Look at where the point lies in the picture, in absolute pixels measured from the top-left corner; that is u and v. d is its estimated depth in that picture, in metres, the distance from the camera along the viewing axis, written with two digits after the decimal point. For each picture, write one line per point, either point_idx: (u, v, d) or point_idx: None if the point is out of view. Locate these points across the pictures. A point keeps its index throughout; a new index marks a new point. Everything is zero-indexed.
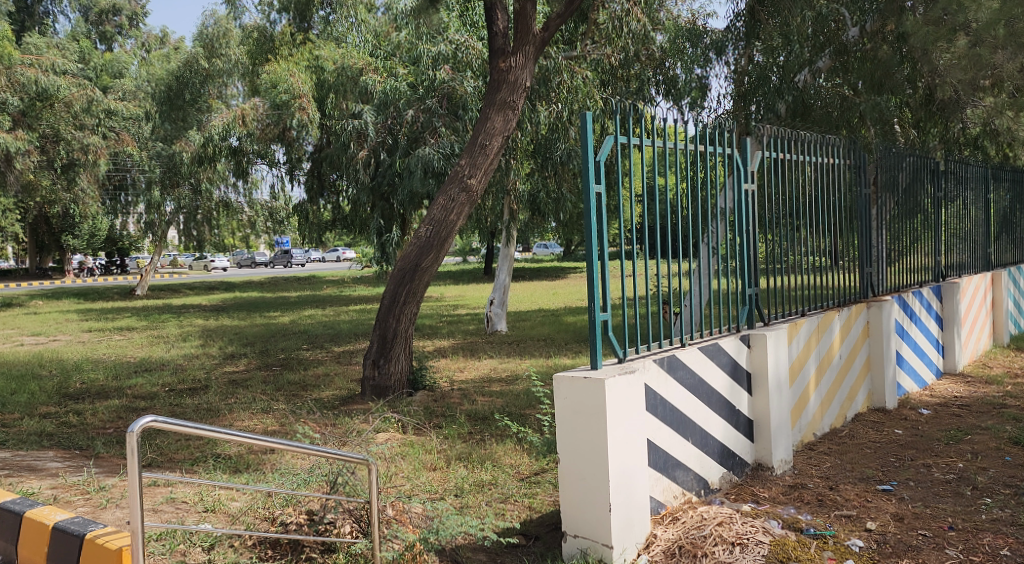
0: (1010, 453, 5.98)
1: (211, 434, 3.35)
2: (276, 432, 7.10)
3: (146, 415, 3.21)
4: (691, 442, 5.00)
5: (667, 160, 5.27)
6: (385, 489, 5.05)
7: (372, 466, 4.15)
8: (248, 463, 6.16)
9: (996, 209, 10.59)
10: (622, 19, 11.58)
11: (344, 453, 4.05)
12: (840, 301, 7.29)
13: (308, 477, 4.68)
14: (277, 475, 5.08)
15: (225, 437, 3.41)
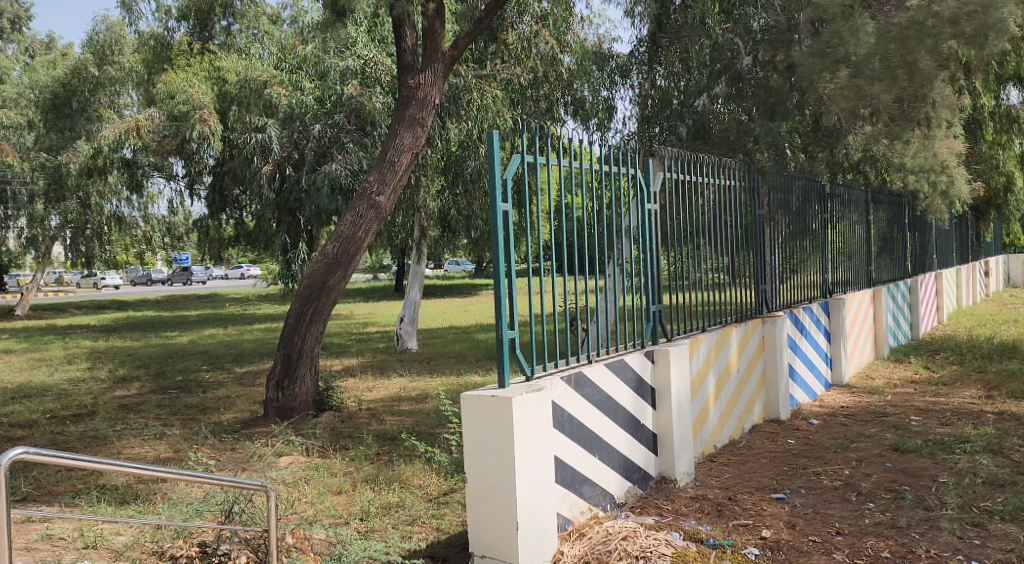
0: (890, 459, 6.36)
1: (94, 466, 3.20)
2: (170, 460, 6.88)
3: (17, 448, 3.07)
4: (597, 457, 5.13)
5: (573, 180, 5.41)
6: (285, 517, 5.00)
7: (272, 491, 3.97)
8: (136, 494, 5.97)
9: (876, 229, 11.28)
10: (530, 40, 12.11)
11: (241, 481, 3.84)
12: (737, 317, 7.59)
13: (202, 506, 4.61)
14: (167, 507, 4.97)
15: (108, 468, 3.26)
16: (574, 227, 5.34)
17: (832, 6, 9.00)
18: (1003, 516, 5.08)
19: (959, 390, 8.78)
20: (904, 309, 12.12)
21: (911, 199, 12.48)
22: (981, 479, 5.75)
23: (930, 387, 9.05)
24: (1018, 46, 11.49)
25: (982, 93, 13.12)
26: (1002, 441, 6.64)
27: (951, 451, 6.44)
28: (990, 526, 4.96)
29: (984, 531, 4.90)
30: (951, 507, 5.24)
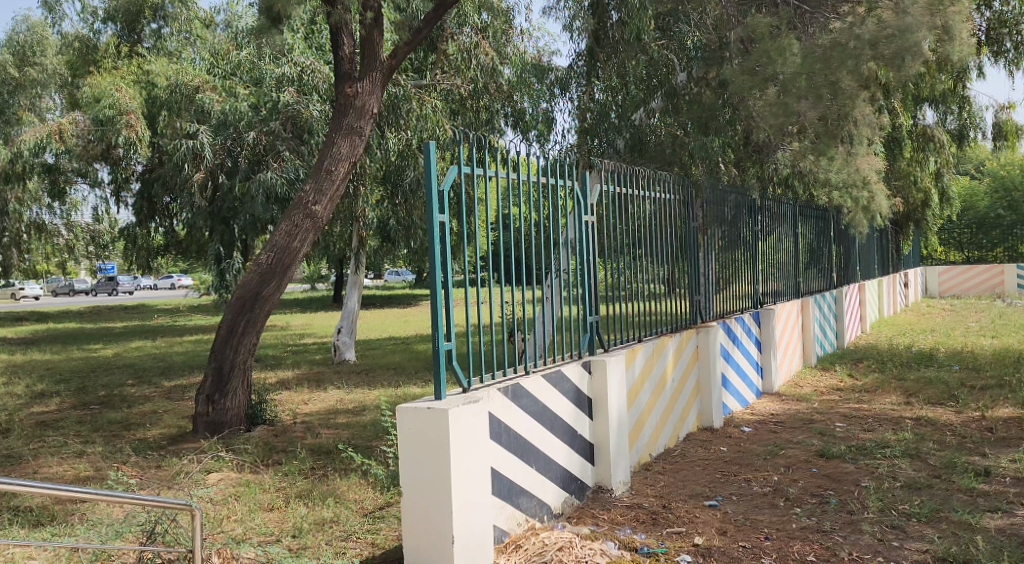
0: (817, 465, 6.58)
1: (7, 486, 3.11)
2: (89, 478, 6.71)
3: None
4: (534, 468, 5.18)
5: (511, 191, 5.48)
6: (211, 536, 4.94)
7: (198, 510, 3.66)
8: (52, 515, 5.80)
9: (804, 241, 11.65)
10: (470, 51, 12.08)
11: (163, 498, 3.56)
12: (672, 327, 7.75)
13: (123, 528, 4.59)
14: (84, 530, 4.89)
15: (23, 488, 3.17)
16: (512, 238, 5.40)
17: (761, 26, 9.29)
18: (920, 518, 5.31)
19: (880, 397, 9.12)
20: (830, 319, 12.54)
21: (836, 212, 12.92)
22: (900, 482, 5.99)
23: (854, 394, 9.37)
24: (932, 69, 12.06)
25: (901, 112, 13.70)
26: (920, 446, 6.94)
27: (873, 456, 6.70)
28: (908, 528, 5.17)
29: (903, 533, 5.11)
30: (872, 510, 5.45)
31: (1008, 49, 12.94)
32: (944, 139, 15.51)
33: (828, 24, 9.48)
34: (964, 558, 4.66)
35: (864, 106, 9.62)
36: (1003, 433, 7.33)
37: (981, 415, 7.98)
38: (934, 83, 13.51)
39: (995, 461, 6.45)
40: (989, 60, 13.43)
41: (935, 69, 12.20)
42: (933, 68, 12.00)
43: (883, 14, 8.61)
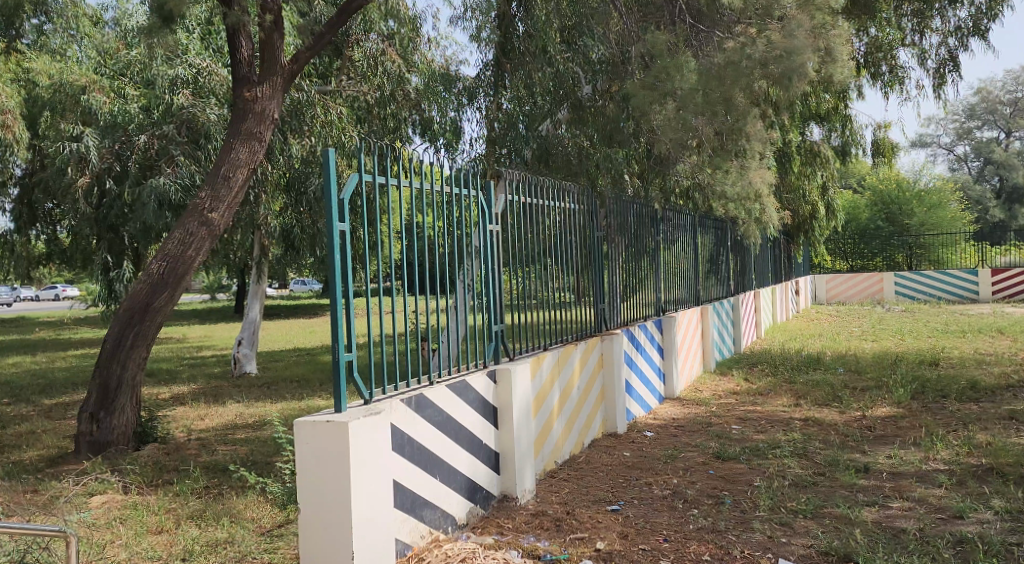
0: (713, 466, 6.78)
1: None
2: None
3: None
4: (438, 480, 5.13)
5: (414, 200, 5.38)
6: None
7: (72, 537, 3.40)
8: None
9: (703, 251, 12.01)
10: (376, 58, 12.12)
11: (33, 525, 3.33)
12: (577, 335, 7.83)
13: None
14: None
15: None
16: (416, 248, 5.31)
17: (659, 43, 9.62)
18: (806, 515, 5.53)
19: (773, 399, 9.48)
20: (728, 325, 12.95)
21: (733, 224, 13.33)
22: (789, 481, 6.24)
23: (748, 397, 9.70)
24: (816, 88, 12.74)
25: (789, 128, 14.39)
26: (808, 445, 7.24)
27: (765, 457, 6.95)
28: (795, 525, 5.38)
29: (791, 530, 5.31)
30: (763, 508, 5.65)
31: (884, 72, 13.92)
32: (829, 154, 16.38)
33: (722, 42, 9.90)
34: (845, 550, 4.87)
35: (756, 123, 10.10)
36: (882, 430, 7.73)
37: (863, 414, 8.39)
38: (819, 101, 14.27)
39: (874, 457, 6.80)
40: (869, 82, 14.33)
41: (819, 89, 12.90)
42: (817, 88, 12.70)
43: (772, 35, 9.04)
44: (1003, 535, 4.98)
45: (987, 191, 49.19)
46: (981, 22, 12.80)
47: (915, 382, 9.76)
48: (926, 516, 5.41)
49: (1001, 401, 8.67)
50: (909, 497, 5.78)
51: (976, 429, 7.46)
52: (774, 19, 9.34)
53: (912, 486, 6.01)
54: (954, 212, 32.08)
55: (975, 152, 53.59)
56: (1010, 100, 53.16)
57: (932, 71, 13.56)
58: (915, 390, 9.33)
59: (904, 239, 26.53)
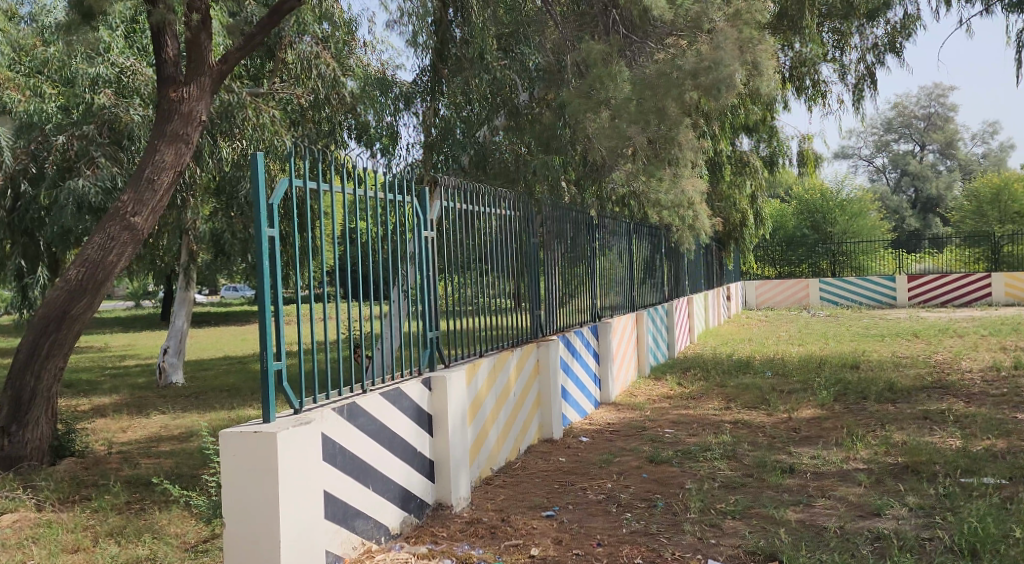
0: (647, 470, 6.83)
1: None
2: None
3: None
4: (372, 490, 5.03)
5: (348, 206, 5.27)
6: None
7: None
8: None
9: (638, 257, 12.14)
10: (310, 61, 11.77)
11: None
12: (513, 341, 7.81)
13: None
14: None
15: None
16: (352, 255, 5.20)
17: (594, 52, 9.78)
18: (734, 515, 5.61)
19: (704, 403, 9.62)
20: (662, 331, 13.12)
21: (666, 231, 13.51)
22: (718, 483, 6.33)
23: (681, 401, 9.84)
24: (744, 99, 13.08)
25: (720, 139, 14.73)
26: (737, 448, 7.37)
27: (696, 459, 7.04)
28: (724, 526, 5.45)
29: (720, 531, 5.38)
30: (694, 510, 5.72)
31: (808, 85, 14.47)
32: (758, 164, 16.82)
33: (654, 53, 10.10)
34: (770, 549, 4.95)
35: (687, 132, 10.30)
36: (807, 432, 7.92)
37: (789, 416, 8.58)
38: (747, 113, 14.66)
39: (799, 458, 6.95)
40: (793, 96, 14.83)
41: (746, 101, 13.26)
42: (744, 100, 13.05)
43: (701, 47, 9.34)
44: (917, 531, 5.14)
45: (904, 201, 51.13)
46: (897, 40, 13.37)
47: (838, 384, 10.04)
48: (847, 514, 5.54)
49: (917, 402, 8.99)
50: (831, 496, 5.92)
51: (893, 429, 7.71)
52: (705, 31, 9.62)
53: (835, 485, 6.16)
54: (873, 220, 33.29)
55: (893, 164, 55.70)
56: (924, 115, 55.51)
57: (851, 85, 14.08)
58: (837, 392, 9.59)
59: (827, 246, 27.37)
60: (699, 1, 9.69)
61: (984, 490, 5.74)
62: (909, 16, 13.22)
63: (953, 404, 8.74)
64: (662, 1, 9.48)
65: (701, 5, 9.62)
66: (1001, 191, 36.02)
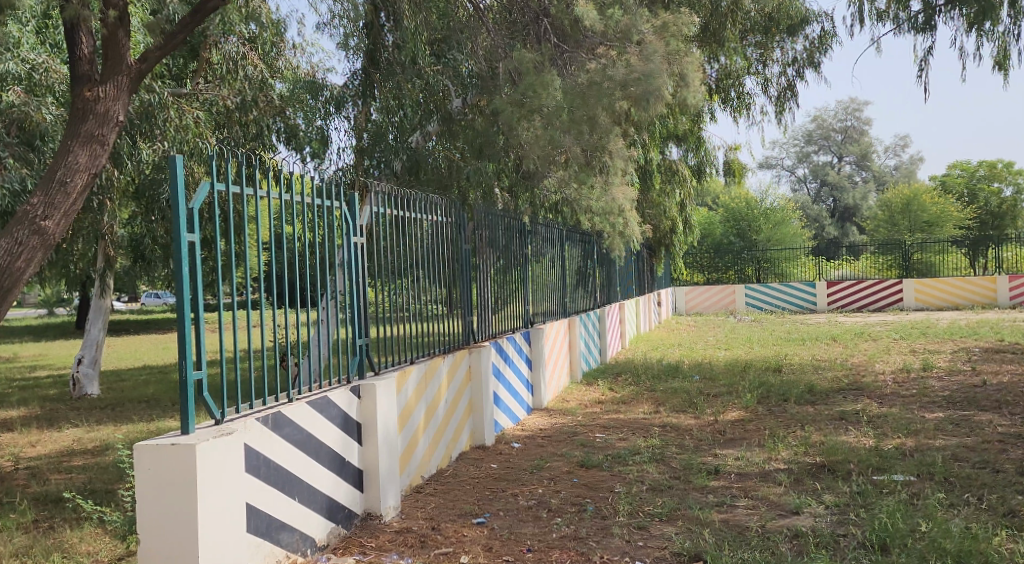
0: (578, 475, 6.86)
1: None
2: None
3: None
4: (298, 501, 4.90)
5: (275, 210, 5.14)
6: None
7: None
8: None
9: (570, 263, 12.21)
10: (237, 62, 11.51)
11: None
12: (445, 348, 7.75)
13: None
14: None
15: None
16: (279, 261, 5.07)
17: (526, 60, 9.83)
18: (660, 518, 5.68)
19: (634, 407, 9.72)
20: (594, 336, 13.22)
21: (598, 237, 13.63)
22: (646, 486, 6.40)
23: (612, 406, 9.92)
24: (673, 110, 13.32)
25: (649, 148, 14.93)
26: (665, 451, 7.46)
27: (626, 463, 7.10)
28: (651, 528, 5.51)
29: (647, 533, 5.43)
30: (622, 514, 5.76)
31: (733, 96, 14.82)
32: (685, 172, 17.14)
33: (584, 63, 10.21)
34: (695, 550, 5.02)
35: (617, 140, 10.44)
36: (732, 433, 8.08)
37: (716, 419, 8.73)
38: (675, 122, 14.91)
39: (724, 460, 7.07)
40: (719, 107, 15.18)
41: (674, 111, 13.51)
42: (672, 110, 13.28)
43: (630, 58, 9.61)
44: (833, 528, 5.27)
45: (824, 209, 52.75)
46: (815, 55, 13.85)
47: (762, 387, 10.29)
48: (767, 513, 5.66)
49: (835, 403, 9.27)
50: (753, 496, 6.04)
51: (812, 430, 7.93)
52: (633, 43, 9.82)
53: (758, 486, 6.28)
54: (795, 229, 34.27)
55: (813, 175, 57.44)
56: (841, 127, 57.53)
57: (773, 98, 14.49)
58: (760, 395, 9.82)
59: (752, 253, 28.02)
60: (628, 13, 9.85)
61: (894, 487, 5.95)
62: (826, 33, 13.71)
63: (868, 405, 9.03)
64: (593, 11, 9.61)
65: (631, 18, 9.80)
66: (912, 201, 37.54)
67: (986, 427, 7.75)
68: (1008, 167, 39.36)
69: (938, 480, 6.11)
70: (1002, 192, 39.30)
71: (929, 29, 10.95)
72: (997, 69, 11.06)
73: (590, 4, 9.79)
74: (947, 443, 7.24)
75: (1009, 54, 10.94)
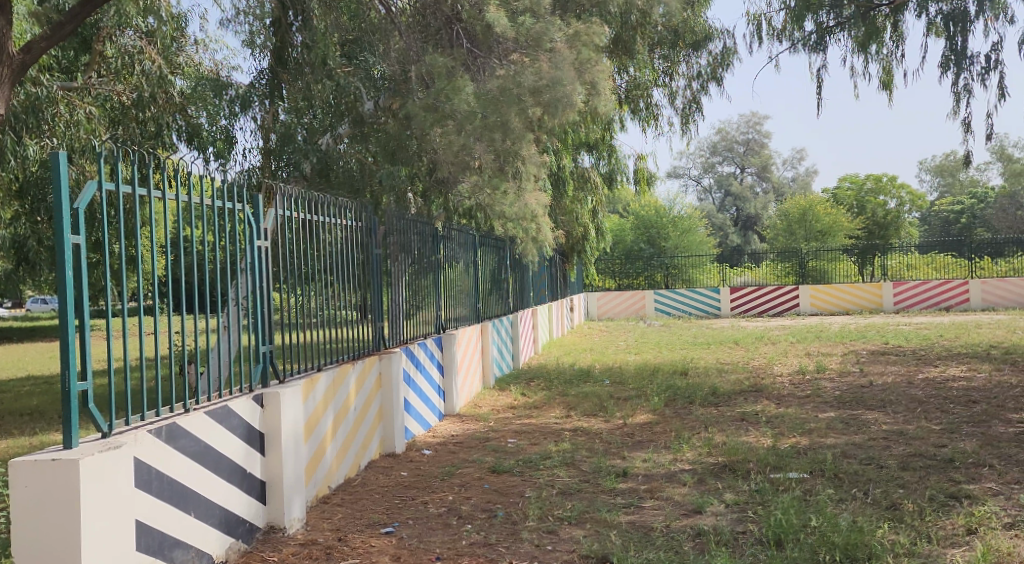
0: (488, 481, 6.83)
1: None
2: None
3: None
4: (193, 516, 4.69)
5: (179, 211, 4.89)
6: None
7: None
8: None
9: (483, 269, 12.18)
10: (132, 56, 11.08)
11: None
12: (354, 355, 7.58)
13: None
14: None
15: None
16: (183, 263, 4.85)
17: (438, 65, 9.94)
18: (569, 521, 5.69)
19: (546, 412, 9.74)
20: (506, 342, 13.21)
21: (511, 243, 13.65)
22: (556, 490, 6.42)
23: (524, 411, 9.93)
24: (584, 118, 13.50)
25: (560, 155, 15.04)
26: (576, 455, 7.50)
27: (536, 468, 7.11)
28: (560, 531, 5.52)
29: (556, 537, 5.43)
30: (532, 518, 5.75)
31: (642, 107, 15.10)
32: (598, 180, 17.35)
33: (496, 69, 10.21)
34: (603, 552, 5.05)
35: (529, 146, 10.50)
36: (640, 436, 8.20)
37: (625, 423, 8.85)
38: (586, 130, 15.09)
39: (632, 462, 7.16)
40: (629, 117, 15.42)
41: (584, 120, 13.69)
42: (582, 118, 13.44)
43: (540, 65, 9.68)
44: (732, 526, 5.39)
45: (727, 218, 54.38)
46: (718, 70, 14.32)
47: (669, 390, 10.50)
48: (671, 513, 5.75)
49: (736, 405, 9.53)
50: (658, 497, 6.13)
51: (716, 431, 8.12)
52: (544, 50, 9.85)
53: (663, 486, 6.39)
54: (701, 237, 35.22)
55: (717, 184, 59.15)
56: (744, 140, 59.50)
57: (679, 110, 14.84)
58: (667, 398, 10.00)
59: (661, 260, 28.52)
60: (539, 21, 9.95)
61: (790, 485, 6.14)
62: (728, 49, 14.18)
63: (766, 406, 9.31)
64: (503, 18, 9.67)
65: (543, 25, 9.87)
66: (807, 211, 39.11)
67: (872, 425, 8.11)
68: (892, 181, 41.60)
69: (829, 476, 6.34)
70: (887, 204, 41.49)
71: (820, 49, 11.43)
72: (882, 89, 11.63)
73: (501, 11, 9.86)
74: (838, 441, 7.53)
75: (893, 76, 11.52)
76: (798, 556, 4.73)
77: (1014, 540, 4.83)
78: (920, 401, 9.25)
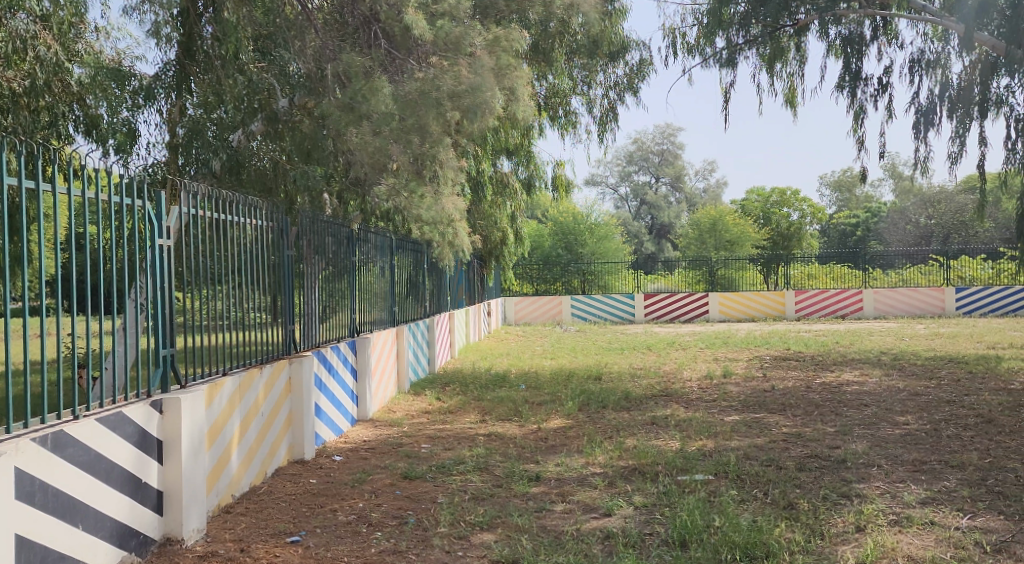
0: (400, 487, 6.75)
1: None
2: None
3: None
4: (80, 529, 4.47)
5: (74, 207, 4.58)
6: None
7: None
8: None
9: (399, 273, 12.04)
10: (24, 41, 9.77)
11: None
12: (263, 359, 7.37)
13: None
14: None
15: None
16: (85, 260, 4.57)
17: (355, 65, 9.83)
18: (481, 527, 5.66)
19: (461, 417, 9.70)
20: (423, 346, 13.09)
21: (427, 246, 13.57)
22: (468, 495, 6.39)
23: (438, 416, 9.86)
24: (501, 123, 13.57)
25: (478, 159, 15.04)
26: (489, 460, 7.49)
27: (449, 473, 7.06)
28: (471, 537, 5.48)
29: (466, 543, 5.40)
30: (443, 524, 5.70)
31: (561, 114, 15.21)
32: (516, 185, 17.37)
33: (415, 71, 10.14)
34: (512, 556, 5.05)
35: (448, 150, 10.47)
36: (553, 440, 8.25)
37: (539, 427, 8.88)
38: (505, 136, 15.15)
39: (544, 466, 7.18)
40: (547, 125, 15.51)
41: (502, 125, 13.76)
42: (501, 124, 13.50)
43: (460, 70, 9.77)
44: (640, 528, 5.46)
45: (642, 227, 55.31)
46: (634, 81, 14.61)
47: (582, 394, 10.61)
48: (581, 516, 5.79)
49: (646, 409, 9.70)
50: (570, 500, 6.17)
51: (627, 435, 8.23)
52: (464, 55, 9.98)
53: (574, 490, 6.43)
54: (616, 244, 35.71)
55: (633, 193, 60.11)
56: (659, 150, 60.79)
57: (596, 119, 15.04)
58: (580, 402, 10.09)
59: (578, 265, 28.70)
60: (459, 25, 9.97)
61: (695, 486, 6.26)
62: (644, 61, 14.48)
63: (675, 411, 9.48)
64: (423, 22, 9.45)
65: (462, 29, 9.94)
66: (717, 221, 40.20)
67: (774, 428, 8.38)
68: (796, 194, 43.12)
69: (732, 478, 6.49)
70: (790, 216, 43.00)
71: (731, 65, 11.76)
72: (787, 105, 12.05)
73: (420, 13, 9.74)
74: (741, 443, 7.75)
75: (796, 93, 11.96)
76: (701, 556, 4.82)
77: (899, 536, 5.05)
78: (817, 405, 9.60)
